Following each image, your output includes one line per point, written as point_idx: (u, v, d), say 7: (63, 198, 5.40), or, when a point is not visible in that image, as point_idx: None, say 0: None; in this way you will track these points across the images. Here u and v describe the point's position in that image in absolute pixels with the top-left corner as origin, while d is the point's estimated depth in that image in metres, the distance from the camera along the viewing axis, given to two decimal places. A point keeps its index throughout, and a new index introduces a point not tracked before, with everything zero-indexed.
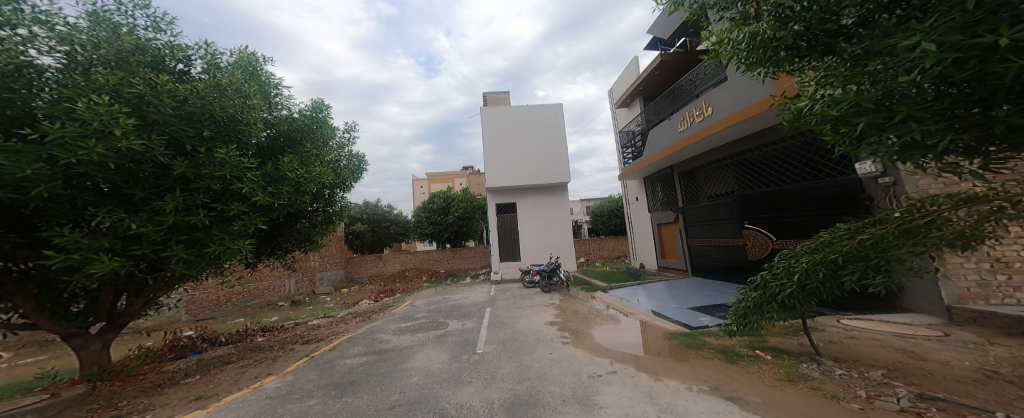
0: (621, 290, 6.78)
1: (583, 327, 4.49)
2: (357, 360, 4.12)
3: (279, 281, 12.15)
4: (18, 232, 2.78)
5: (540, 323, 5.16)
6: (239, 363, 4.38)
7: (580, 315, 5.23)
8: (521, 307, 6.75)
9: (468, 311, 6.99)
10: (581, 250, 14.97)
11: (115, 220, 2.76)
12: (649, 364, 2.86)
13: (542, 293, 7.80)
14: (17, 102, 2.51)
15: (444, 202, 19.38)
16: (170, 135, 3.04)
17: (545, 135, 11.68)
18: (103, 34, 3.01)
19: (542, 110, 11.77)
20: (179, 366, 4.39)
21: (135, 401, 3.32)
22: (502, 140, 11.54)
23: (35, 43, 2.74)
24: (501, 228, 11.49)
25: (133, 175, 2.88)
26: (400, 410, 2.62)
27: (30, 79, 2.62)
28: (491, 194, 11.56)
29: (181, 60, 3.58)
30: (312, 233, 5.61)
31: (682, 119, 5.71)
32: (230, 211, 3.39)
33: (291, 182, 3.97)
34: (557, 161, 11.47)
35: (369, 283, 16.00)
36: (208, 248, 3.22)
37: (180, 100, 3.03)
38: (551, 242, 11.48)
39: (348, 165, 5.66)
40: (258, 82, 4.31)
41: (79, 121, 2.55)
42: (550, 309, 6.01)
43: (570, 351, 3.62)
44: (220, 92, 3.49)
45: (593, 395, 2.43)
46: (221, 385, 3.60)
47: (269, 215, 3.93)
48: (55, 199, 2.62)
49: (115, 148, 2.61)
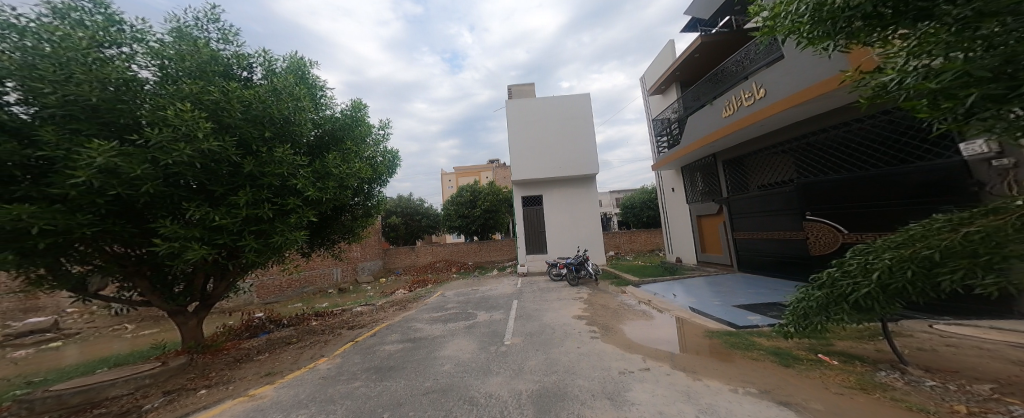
0: (655, 285, 6.59)
1: (613, 323, 4.40)
2: (395, 347, 4.31)
3: (329, 269, 13.04)
4: (132, 222, 3.13)
5: (567, 317, 5.14)
6: (298, 344, 4.73)
7: (609, 310, 5.15)
8: (548, 300, 6.74)
9: (500, 303, 7.10)
10: (611, 243, 14.70)
11: (203, 213, 3.05)
12: (686, 362, 2.76)
13: (569, 286, 7.74)
14: (126, 111, 2.82)
15: (471, 195, 19.67)
16: (239, 137, 3.33)
17: (572, 127, 11.45)
18: (185, 48, 3.30)
19: (569, 101, 11.52)
20: (253, 345, 4.82)
21: (221, 372, 3.69)
22: (528, 132, 11.47)
23: (136, 59, 3.05)
24: (528, 221, 11.51)
25: (214, 173, 3.17)
26: (434, 396, 2.72)
27: (135, 92, 2.92)
28: (517, 187, 11.58)
29: (246, 67, 3.87)
30: (354, 226, 5.91)
31: (727, 104, 5.38)
32: (288, 206, 3.65)
33: (336, 177, 4.18)
34: (585, 153, 11.22)
35: (404, 273, 16.72)
36: (273, 238, 3.49)
37: (246, 104, 3.31)
38: (580, 235, 11.34)
39: (384, 162, 5.87)
40: (306, 85, 4.56)
41: (171, 126, 2.83)
42: (579, 303, 5.95)
43: (600, 346, 3.57)
44: (276, 96, 3.73)
45: (624, 391, 2.38)
46: (285, 363, 3.91)
47: (320, 209, 4.17)
48: (158, 195, 2.93)
49: (198, 151, 2.88)
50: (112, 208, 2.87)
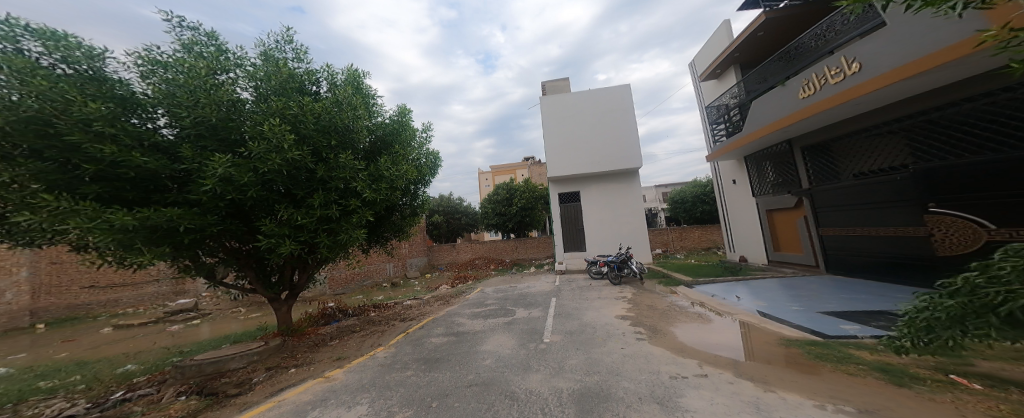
0: (713, 286, 6.18)
1: (661, 324, 4.17)
2: (441, 340, 4.49)
3: (382, 265, 14.08)
4: (243, 221, 3.87)
5: (609, 316, 4.99)
6: (361, 333, 5.22)
7: (656, 311, 4.90)
8: (588, 299, 6.59)
9: (538, 300, 7.08)
10: (659, 240, 14.06)
11: (290, 214, 3.60)
12: (752, 372, 2.54)
13: (610, 285, 7.51)
14: (234, 128, 3.50)
15: (507, 193, 19.82)
16: (312, 146, 3.83)
17: (612, 120, 11.05)
18: (270, 69, 3.87)
19: (608, 94, 11.15)
20: (329, 330, 5.56)
21: (305, 354, 4.37)
22: (564, 127, 11.29)
23: (238, 83, 3.74)
24: (565, 218, 11.35)
25: (296, 179, 3.74)
26: (477, 389, 2.77)
27: (238, 111, 3.59)
28: (555, 183, 11.45)
29: (315, 81, 4.39)
30: (403, 224, 6.20)
31: (804, 84, 4.89)
32: (350, 206, 4.00)
33: (387, 179, 4.42)
34: (625, 146, 10.78)
35: (446, 269, 17.39)
36: (340, 236, 3.88)
37: (316, 116, 3.78)
38: (623, 232, 10.93)
39: (427, 163, 6.10)
40: (363, 95, 4.90)
41: (266, 139, 3.39)
42: (622, 302, 5.75)
43: (647, 348, 3.42)
44: (339, 106, 4.15)
45: (677, 397, 2.25)
46: (351, 350, 4.35)
47: (377, 209, 4.48)
48: (260, 198, 3.57)
49: (285, 160, 3.41)
50: (224, 210, 3.55)
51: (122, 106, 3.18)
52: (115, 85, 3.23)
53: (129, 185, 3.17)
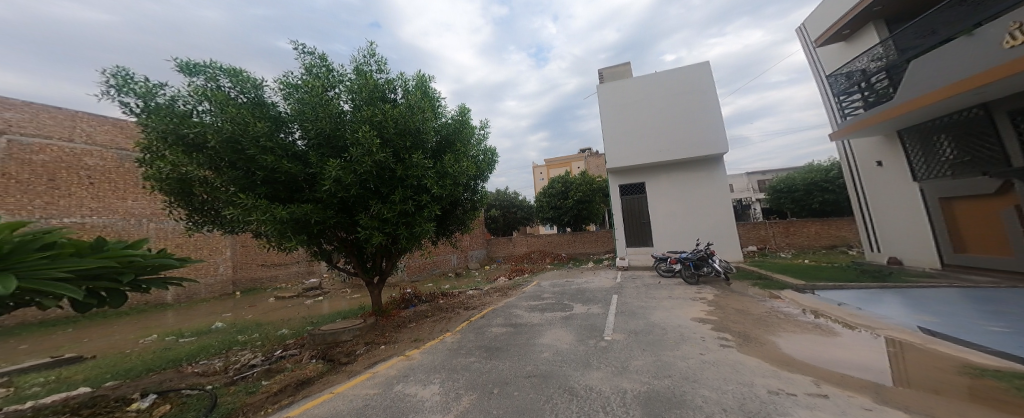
0: (842, 293, 5.23)
1: (760, 333, 3.72)
2: (501, 330, 4.72)
3: (448, 256, 15.19)
4: (346, 216, 4.75)
5: (685, 318, 4.62)
6: (433, 318, 5.98)
7: (746, 316, 4.40)
8: (656, 298, 6.21)
9: (598, 297, 6.87)
10: (755, 235, 12.67)
11: (379, 209, 4.36)
12: (904, 400, 2.12)
13: (686, 284, 6.96)
14: (340, 136, 4.44)
15: (563, 187, 19.54)
16: (393, 148, 4.52)
17: (682, 103, 10.15)
18: (360, 81, 4.65)
19: (681, 75, 10.20)
20: (408, 313, 6.56)
21: (391, 334, 5.30)
22: (627, 115, 10.69)
23: (340, 96, 4.66)
24: (628, 211, 10.81)
25: (383, 178, 4.44)
26: (536, 381, 2.89)
27: (339, 120, 4.47)
28: (615, 175, 10.97)
29: (393, 89, 5.11)
30: (466, 218, 6.50)
31: (1013, 29, 3.87)
32: (422, 202, 4.59)
33: (451, 175, 4.78)
34: (699, 131, 9.82)
35: (504, 262, 18.01)
36: (416, 228, 4.58)
37: (395, 120, 4.44)
38: (691, 228, 10.11)
39: (486, 160, 6.19)
40: (429, 96, 5.35)
41: (360, 144, 4.16)
42: (699, 304, 5.29)
43: (736, 357, 3.10)
44: (412, 109, 4.74)
45: (777, 414, 2.03)
46: (426, 333, 5.04)
47: (444, 203, 5.00)
48: (358, 195, 4.42)
49: (376, 162, 4.20)
50: (336, 206, 4.59)
51: (274, 124, 4.44)
52: (268, 107, 4.51)
53: (282, 186, 4.43)
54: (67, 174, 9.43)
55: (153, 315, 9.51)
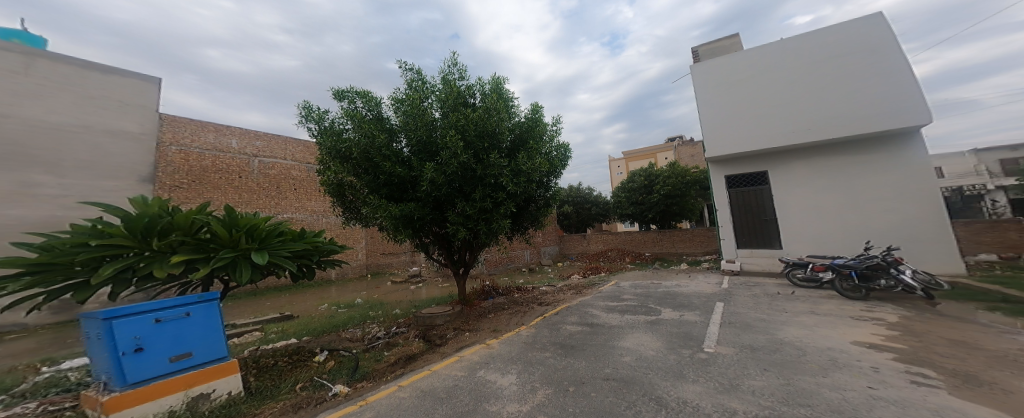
0: None
1: (1001, 376, 2.71)
2: (575, 328, 5.41)
3: (522, 252, 16.53)
4: (439, 210, 6.44)
5: (841, 340, 3.79)
6: (508, 311, 7.13)
7: (939, 347, 3.41)
8: (783, 311, 5.31)
9: (695, 303, 6.48)
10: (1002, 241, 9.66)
11: (466, 206, 5.85)
12: None
13: (833, 298, 5.75)
14: (433, 141, 5.99)
15: (646, 180, 17.98)
16: (474, 149, 5.91)
17: (823, 71, 8.28)
18: (447, 91, 6.10)
19: (834, 35, 8.24)
20: (487, 304, 8.00)
21: (474, 321, 6.63)
22: (743, 93, 9.15)
23: (433, 106, 6.25)
24: (743, 206, 9.39)
25: (467, 178, 5.91)
26: (618, 384, 3.16)
27: (431, 127, 6.06)
28: (717, 166, 9.77)
29: (471, 96, 6.48)
30: (538, 215, 7.09)
31: None
32: (499, 199, 5.95)
33: (524, 172, 5.97)
34: (855, 105, 7.86)
35: (577, 259, 18.24)
36: (494, 224, 6.02)
37: (475, 126, 5.80)
38: (824, 232, 8.40)
39: (558, 156, 6.87)
40: (502, 95, 6.59)
41: (448, 149, 5.60)
42: (878, 327, 4.16)
43: (935, 398, 2.42)
44: (488, 113, 6.03)
45: None
46: (504, 324, 6.11)
47: (517, 198, 6.27)
48: (448, 193, 6.00)
49: (459, 164, 5.65)
50: (431, 204, 6.36)
51: (389, 135, 6.32)
52: (383, 122, 6.45)
53: (393, 188, 6.35)
54: (284, 184, 15.57)
55: (319, 296, 13.56)
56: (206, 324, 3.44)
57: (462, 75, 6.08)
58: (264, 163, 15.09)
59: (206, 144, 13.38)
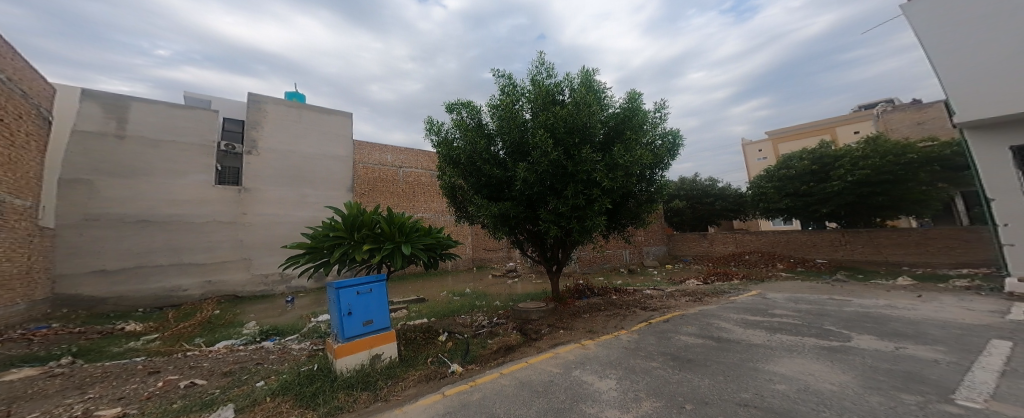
0: None
1: None
2: (694, 341, 5.00)
3: (620, 251, 17.01)
4: (533, 208, 6.73)
5: None
6: (605, 312, 7.52)
7: None
8: None
9: (929, 334, 4.64)
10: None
11: (558, 204, 6.00)
12: None
13: None
14: (525, 141, 6.32)
15: (816, 165, 13.84)
16: (566, 146, 6.00)
17: None
18: (537, 90, 6.37)
19: None
20: (583, 303, 8.27)
21: (568, 318, 6.79)
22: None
23: (523, 108, 6.59)
24: None
25: (559, 176, 6.05)
26: (764, 413, 2.62)
27: (522, 127, 6.37)
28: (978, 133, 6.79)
29: (560, 92, 6.66)
30: (639, 212, 6.94)
31: None
32: (593, 196, 5.90)
33: (621, 167, 5.81)
34: None
35: (693, 261, 17.12)
36: (588, 223, 5.99)
37: (566, 122, 5.89)
38: None
39: (662, 145, 6.65)
40: (592, 88, 6.60)
41: (540, 148, 5.83)
42: None
43: None
44: (578, 107, 6.07)
45: None
46: (601, 326, 6.15)
47: (614, 195, 6.04)
48: (541, 193, 6.25)
49: (549, 162, 5.82)
50: (524, 202, 6.71)
51: (486, 139, 6.85)
52: (480, 126, 7.01)
53: (490, 188, 6.93)
54: (418, 189, 18.49)
55: (439, 283, 16.23)
56: (381, 298, 4.34)
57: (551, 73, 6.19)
58: (406, 173, 18.31)
59: (370, 160, 17.23)
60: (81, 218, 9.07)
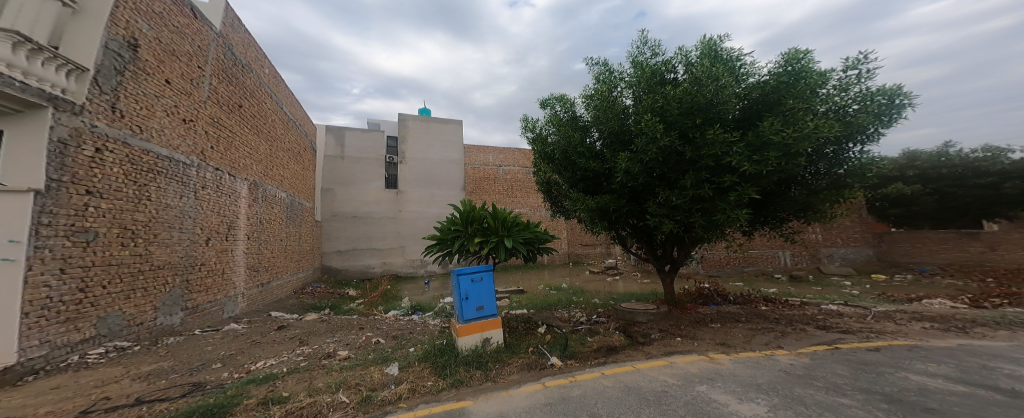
0: None
1: None
2: (941, 386, 3.43)
3: (769, 252, 12.83)
4: (637, 203, 6.78)
5: None
6: (748, 325, 6.58)
7: None
8: None
9: None
10: None
11: (672, 195, 5.77)
12: None
13: None
14: (628, 130, 6.37)
15: None
16: (682, 130, 5.70)
17: None
18: (642, 72, 6.25)
19: None
20: (709, 312, 7.78)
21: (689, 327, 6.61)
22: None
23: (624, 94, 6.63)
24: None
25: (674, 165, 5.86)
26: None
27: (624, 114, 6.37)
28: None
29: (671, 70, 6.38)
30: (813, 201, 5.89)
31: None
32: (726, 183, 5.43)
33: (775, 146, 5.17)
34: None
35: (937, 271, 10.89)
36: (716, 214, 5.53)
37: (683, 101, 5.53)
38: None
39: (857, 114, 5.47)
40: (719, 61, 6.05)
41: (647, 133, 5.65)
42: None
43: None
44: (699, 84, 5.60)
45: None
46: (739, 340, 5.66)
47: (760, 180, 5.50)
48: (655, 182, 6.16)
49: (660, 149, 5.55)
50: (627, 195, 6.62)
51: (583, 131, 7.19)
52: (577, 120, 7.44)
53: (591, 181, 7.16)
54: (515, 186, 21.58)
55: (536, 276, 17.72)
56: (488, 289, 5.26)
57: (657, 50, 5.91)
58: (505, 171, 21.62)
59: (476, 162, 20.97)
60: (326, 216, 17.16)
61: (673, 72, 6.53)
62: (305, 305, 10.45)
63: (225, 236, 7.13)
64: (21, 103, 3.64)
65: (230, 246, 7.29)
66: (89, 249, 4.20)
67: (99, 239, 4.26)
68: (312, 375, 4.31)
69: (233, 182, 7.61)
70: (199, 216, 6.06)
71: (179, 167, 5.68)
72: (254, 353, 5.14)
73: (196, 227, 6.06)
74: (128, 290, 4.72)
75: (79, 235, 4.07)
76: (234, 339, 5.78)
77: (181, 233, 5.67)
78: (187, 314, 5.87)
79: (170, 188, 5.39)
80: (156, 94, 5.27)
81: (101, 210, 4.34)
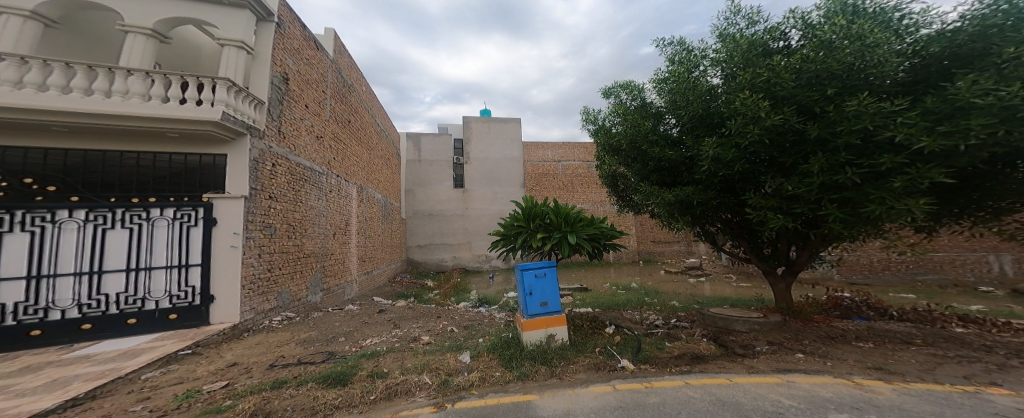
0: None
1: None
2: None
3: (969, 257, 9.82)
4: (734, 194, 5.38)
5: None
6: (919, 349, 4.83)
7: None
8: None
9: None
10: None
11: (782, 184, 4.22)
12: None
13: None
14: (716, 116, 5.16)
15: None
16: (800, 104, 4.09)
17: None
18: (734, 45, 5.11)
19: None
20: (849, 327, 6.01)
21: (815, 343, 5.13)
22: None
23: (710, 73, 5.50)
24: None
25: (782, 148, 4.37)
26: None
27: (711, 96, 5.19)
28: None
29: (780, 38, 5.03)
30: None
31: None
32: (881, 165, 3.59)
33: (981, 112, 3.21)
34: None
35: None
36: (864, 205, 3.72)
37: (800, 70, 3.99)
38: None
39: None
40: (857, 15, 4.34)
41: (744, 114, 4.30)
42: None
43: None
44: (826, 47, 3.98)
45: None
46: (908, 367, 4.11)
47: (946, 160, 3.55)
48: (750, 170, 4.70)
49: (763, 130, 4.11)
50: (718, 185, 5.29)
51: (656, 118, 6.11)
52: (648, 106, 6.36)
53: (668, 172, 5.94)
54: (577, 180, 21.33)
55: (601, 275, 17.03)
56: (554, 284, 4.58)
57: (758, 19, 5.21)
58: (565, 166, 21.46)
59: (535, 158, 21.29)
60: (410, 214, 19.58)
61: (784, 41, 5.12)
62: (395, 293, 12.18)
63: (344, 231, 9.70)
64: (231, 131, 5.25)
65: (346, 240, 9.77)
66: (272, 239, 6.07)
67: (276, 232, 6.15)
68: (398, 355, 4.55)
69: (348, 186, 10.19)
70: (329, 214, 8.43)
71: (316, 175, 7.90)
72: (361, 331, 5.99)
73: (329, 223, 8.57)
74: (293, 272, 6.72)
75: (266, 229, 5.88)
76: (347, 316, 7.14)
77: (318, 230, 7.84)
78: (324, 295, 8.02)
79: (313, 192, 7.58)
80: (300, 117, 7.36)
81: (278, 211, 6.30)
